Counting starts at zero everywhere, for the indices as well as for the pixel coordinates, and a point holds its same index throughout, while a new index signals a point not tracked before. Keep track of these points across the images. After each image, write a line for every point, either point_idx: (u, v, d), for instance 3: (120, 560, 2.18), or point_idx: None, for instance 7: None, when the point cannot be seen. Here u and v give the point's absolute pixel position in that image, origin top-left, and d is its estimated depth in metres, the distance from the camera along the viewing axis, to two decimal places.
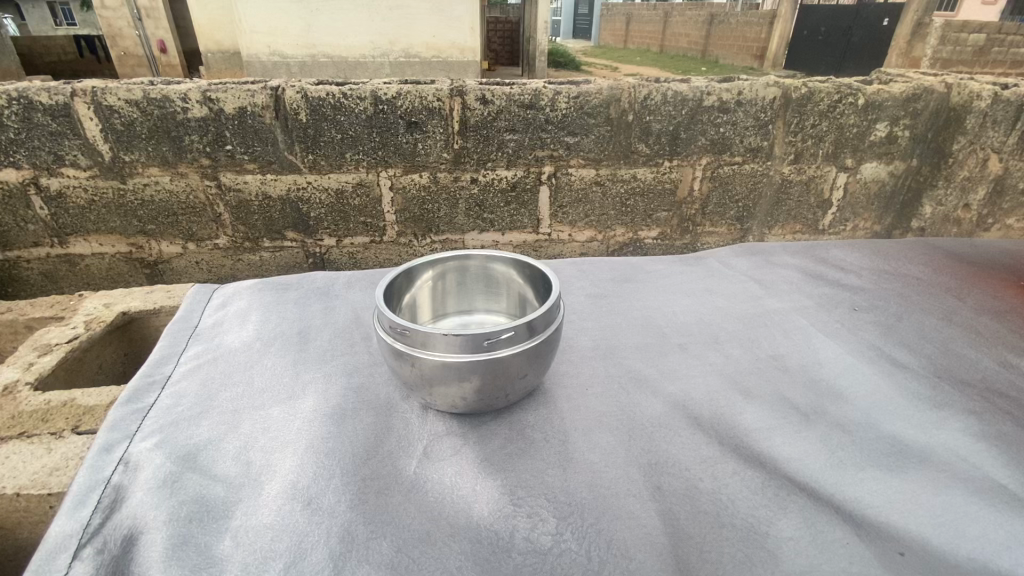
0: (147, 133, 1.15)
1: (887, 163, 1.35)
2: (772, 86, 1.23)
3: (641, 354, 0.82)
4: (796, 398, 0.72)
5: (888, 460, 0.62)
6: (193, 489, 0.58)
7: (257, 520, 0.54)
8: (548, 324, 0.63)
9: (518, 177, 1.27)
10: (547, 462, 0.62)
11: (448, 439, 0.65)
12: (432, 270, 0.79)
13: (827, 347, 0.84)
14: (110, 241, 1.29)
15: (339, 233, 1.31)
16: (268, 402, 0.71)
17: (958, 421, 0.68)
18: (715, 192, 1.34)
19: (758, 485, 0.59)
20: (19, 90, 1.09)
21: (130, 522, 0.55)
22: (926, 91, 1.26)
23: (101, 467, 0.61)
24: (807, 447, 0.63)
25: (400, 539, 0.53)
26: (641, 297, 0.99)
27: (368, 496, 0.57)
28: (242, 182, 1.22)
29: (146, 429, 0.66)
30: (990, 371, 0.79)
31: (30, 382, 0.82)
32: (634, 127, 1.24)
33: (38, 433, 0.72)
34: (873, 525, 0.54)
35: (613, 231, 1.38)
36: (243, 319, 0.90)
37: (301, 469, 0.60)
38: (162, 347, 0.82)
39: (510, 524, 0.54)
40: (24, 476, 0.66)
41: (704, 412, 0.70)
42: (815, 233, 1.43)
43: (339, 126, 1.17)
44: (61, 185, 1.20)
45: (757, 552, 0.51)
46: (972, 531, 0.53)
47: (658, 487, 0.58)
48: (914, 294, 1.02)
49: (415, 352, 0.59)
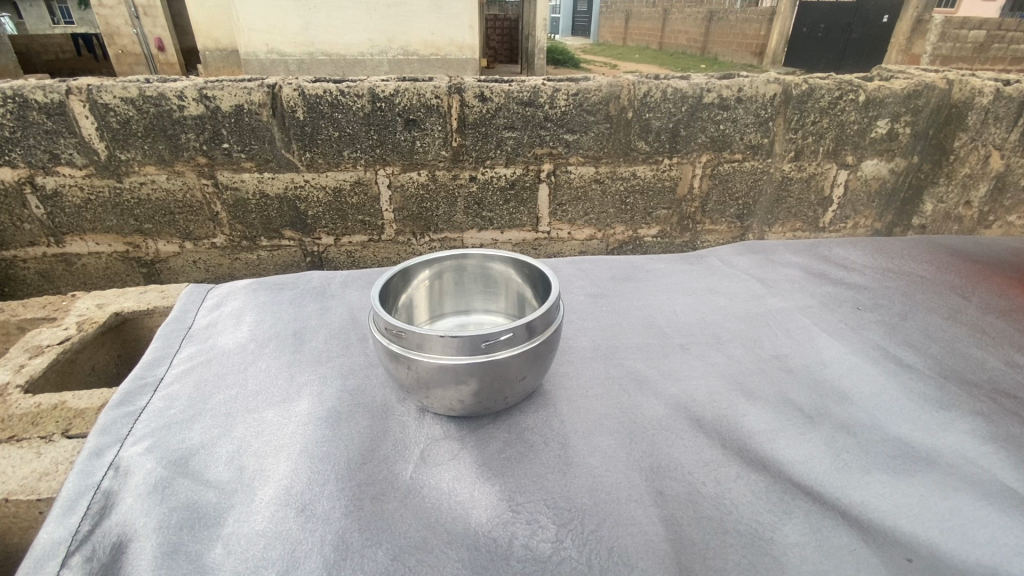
0: (144, 131, 1.13)
1: (888, 160, 1.33)
2: (773, 83, 1.22)
3: (642, 355, 0.80)
4: (800, 399, 0.71)
5: (895, 463, 0.61)
6: (184, 495, 0.57)
7: (249, 527, 0.53)
8: (548, 326, 0.61)
9: (517, 175, 1.25)
10: (547, 466, 0.60)
11: (446, 442, 0.64)
12: (430, 269, 0.78)
13: (831, 347, 0.82)
14: (106, 240, 1.28)
15: (337, 232, 1.30)
16: (262, 405, 0.69)
17: (966, 423, 0.67)
18: (715, 189, 1.33)
19: (762, 489, 0.57)
20: (14, 88, 1.07)
21: (120, 529, 0.54)
22: (927, 87, 1.25)
23: (91, 472, 0.59)
24: (812, 449, 0.62)
25: (396, 546, 0.51)
26: (641, 297, 0.98)
27: (363, 502, 0.56)
28: (239, 180, 1.21)
29: (137, 433, 0.65)
30: (997, 372, 0.78)
31: (22, 385, 0.81)
32: (634, 125, 1.22)
33: (28, 436, 0.71)
34: (879, 531, 0.53)
35: (613, 229, 1.36)
36: (238, 319, 0.88)
37: (295, 474, 0.59)
38: (154, 349, 0.81)
39: (509, 531, 0.53)
40: (13, 481, 0.64)
41: (706, 414, 0.68)
42: (816, 230, 1.42)
43: (336, 124, 1.15)
44: (57, 184, 1.19)
45: (763, 559, 0.50)
46: (982, 537, 0.52)
47: (661, 492, 0.57)
48: (918, 293, 1.00)
49: (412, 354, 0.58)
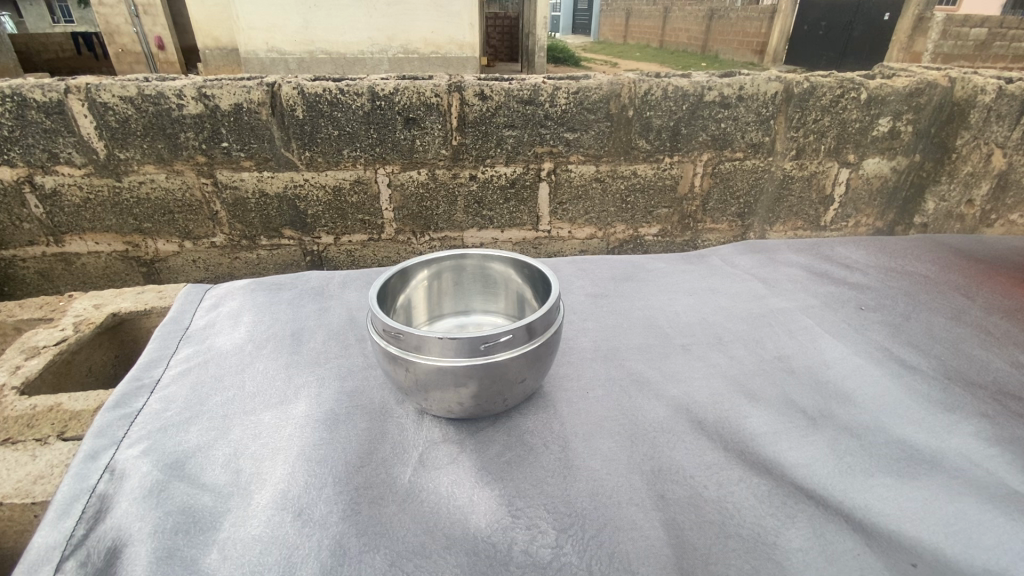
0: (142, 130, 1.13)
1: (890, 159, 1.32)
2: (774, 81, 1.21)
3: (643, 356, 0.80)
4: (803, 401, 0.70)
5: (899, 465, 0.60)
6: (180, 499, 0.56)
7: (245, 532, 0.52)
8: (548, 327, 0.61)
9: (517, 174, 1.25)
10: (547, 469, 0.60)
11: (444, 445, 0.63)
12: (429, 270, 0.77)
13: (834, 348, 0.81)
14: (106, 240, 1.27)
15: (337, 231, 1.29)
16: (260, 407, 0.69)
17: (970, 425, 0.66)
18: (716, 188, 1.32)
19: (765, 493, 0.57)
20: (12, 87, 1.06)
21: (115, 533, 0.53)
22: (930, 85, 1.24)
23: (86, 475, 0.59)
24: (815, 452, 0.62)
25: (395, 552, 0.51)
26: (642, 297, 0.97)
27: (360, 506, 0.55)
28: (239, 179, 1.20)
29: (133, 435, 0.64)
30: (1002, 373, 0.77)
31: (18, 386, 0.80)
32: (634, 123, 1.21)
33: (23, 439, 0.70)
34: (884, 535, 0.52)
35: (613, 228, 1.35)
36: (236, 320, 0.88)
37: (292, 477, 0.58)
38: (152, 350, 0.80)
39: (509, 536, 0.52)
40: (7, 484, 0.64)
41: (708, 416, 0.68)
42: (818, 229, 1.41)
43: (335, 122, 1.14)
44: (56, 183, 1.18)
45: (766, 564, 0.49)
46: (988, 541, 0.51)
47: (662, 495, 0.56)
48: (921, 293, 0.99)
49: (411, 356, 0.57)
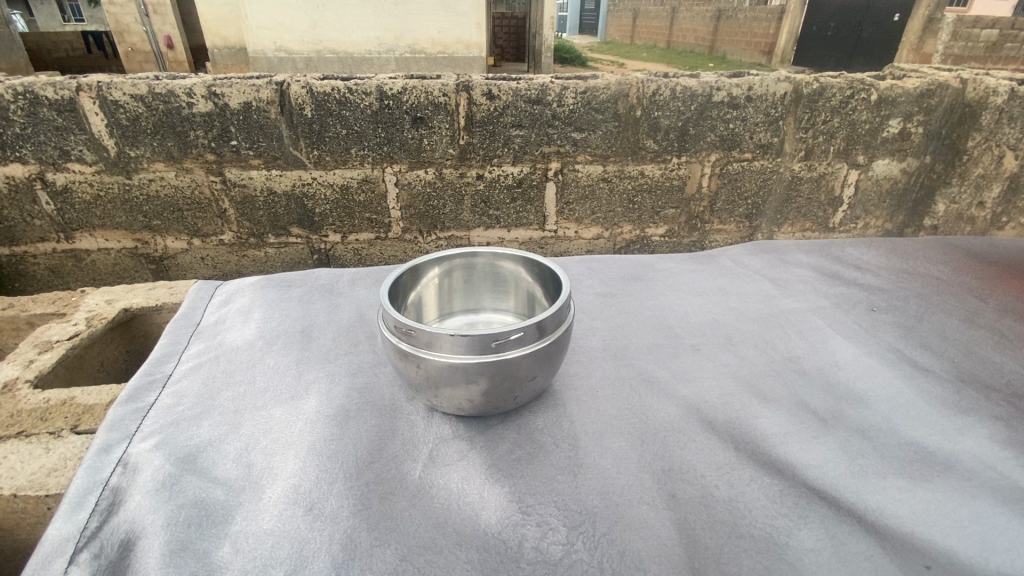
0: (153, 127, 1.13)
1: (900, 160, 1.32)
2: (784, 82, 1.20)
3: (652, 356, 0.79)
4: (815, 402, 0.70)
5: (913, 468, 0.59)
6: (192, 492, 0.56)
7: (257, 526, 0.53)
8: (559, 325, 0.61)
9: (524, 174, 1.25)
10: (556, 467, 0.60)
11: (455, 443, 0.63)
12: (440, 267, 0.78)
13: (845, 350, 0.81)
14: (115, 237, 1.28)
15: (344, 229, 1.29)
16: (271, 402, 0.69)
17: (984, 428, 0.66)
18: (724, 189, 1.31)
19: (776, 493, 0.56)
20: (24, 85, 1.07)
21: (128, 526, 0.53)
22: (941, 87, 1.23)
23: (99, 468, 0.59)
24: (827, 454, 0.61)
25: (405, 546, 0.51)
26: (652, 296, 0.97)
27: (372, 502, 0.55)
28: (247, 177, 1.21)
29: (145, 429, 0.65)
30: (1015, 376, 0.76)
31: (31, 379, 0.81)
32: (643, 123, 1.21)
33: (37, 432, 0.71)
34: (896, 537, 0.51)
35: (619, 228, 1.35)
36: (246, 316, 0.88)
37: (303, 472, 0.58)
38: (163, 345, 0.80)
39: (519, 533, 0.52)
40: (22, 477, 0.64)
41: (719, 416, 0.67)
42: (825, 230, 1.40)
43: (344, 121, 1.15)
44: (68, 180, 1.19)
45: (778, 564, 0.49)
46: (1002, 544, 0.51)
47: (673, 495, 0.56)
48: (933, 296, 0.98)
49: (422, 353, 0.57)
